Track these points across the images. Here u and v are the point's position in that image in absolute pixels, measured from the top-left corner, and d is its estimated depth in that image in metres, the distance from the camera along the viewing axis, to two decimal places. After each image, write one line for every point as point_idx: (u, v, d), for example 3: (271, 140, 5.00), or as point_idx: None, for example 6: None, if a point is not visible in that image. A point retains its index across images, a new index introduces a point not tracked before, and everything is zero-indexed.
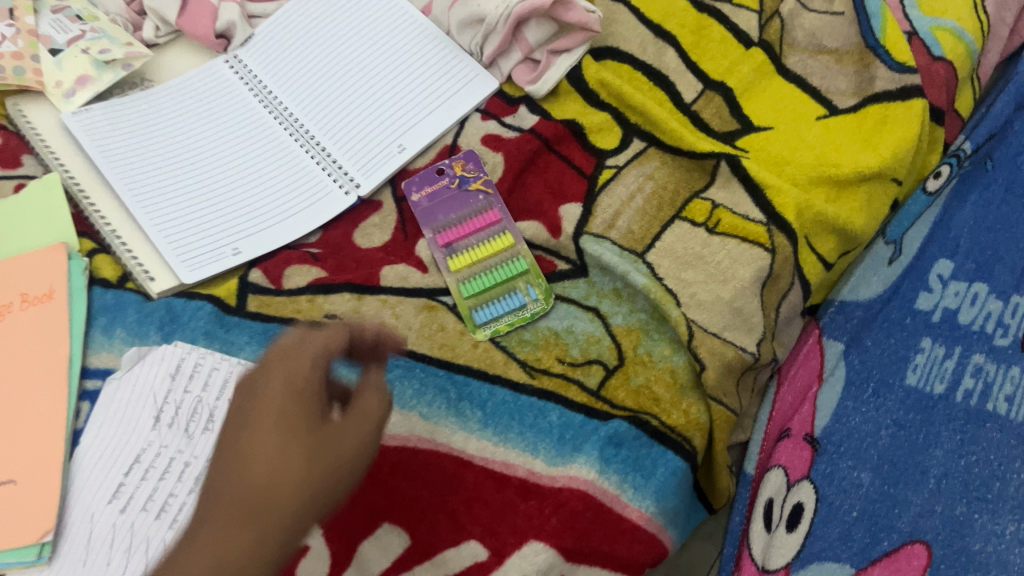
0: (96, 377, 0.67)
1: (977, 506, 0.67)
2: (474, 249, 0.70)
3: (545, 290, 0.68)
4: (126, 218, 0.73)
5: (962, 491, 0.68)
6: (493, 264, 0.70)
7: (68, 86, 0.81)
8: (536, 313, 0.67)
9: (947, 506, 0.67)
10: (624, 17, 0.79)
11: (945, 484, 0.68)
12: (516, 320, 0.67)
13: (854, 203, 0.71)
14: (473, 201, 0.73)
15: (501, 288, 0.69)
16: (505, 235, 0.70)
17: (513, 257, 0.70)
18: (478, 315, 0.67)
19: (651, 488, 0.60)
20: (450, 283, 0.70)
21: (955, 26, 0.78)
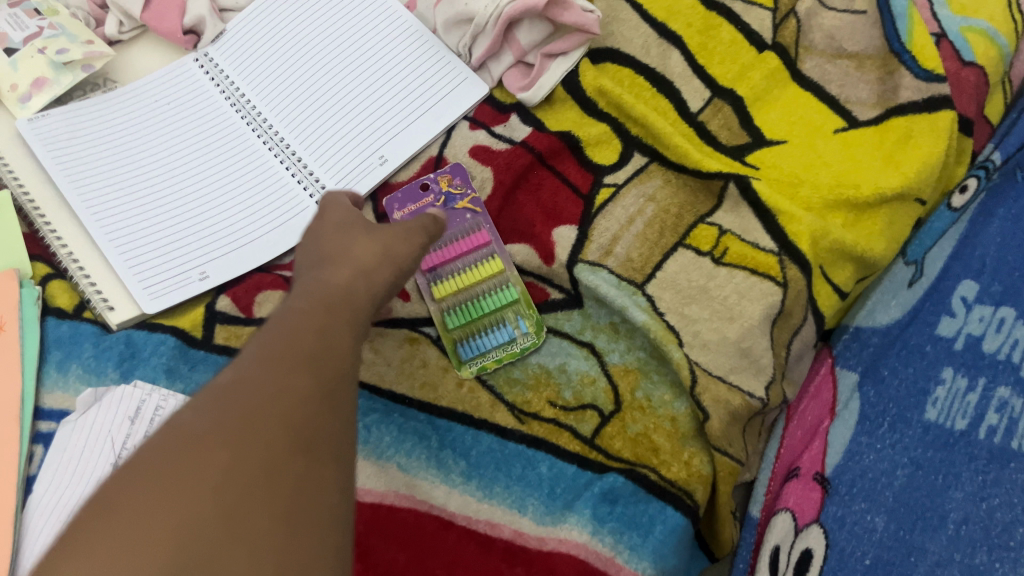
0: (50, 419, 0.62)
1: (998, 554, 0.61)
2: (460, 274, 0.63)
3: (536, 323, 0.62)
4: (86, 239, 0.68)
5: (982, 538, 0.62)
6: (480, 292, 0.63)
7: (24, 90, 0.75)
8: (527, 348, 0.62)
9: (967, 554, 0.62)
10: (626, 15, 0.73)
11: (965, 529, 0.63)
12: (504, 356, 0.61)
13: (873, 227, 0.65)
14: (460, 220, 0.66)
15: (490, 318, 0.62)
16: (494, 259, 0.63)
17: (503, 285, 0.63)
18: (464, 350, 0.61)
19: (649, 547, 0.55)
20: (434, 312, 0.62)
21: (987, 27, 0.72)
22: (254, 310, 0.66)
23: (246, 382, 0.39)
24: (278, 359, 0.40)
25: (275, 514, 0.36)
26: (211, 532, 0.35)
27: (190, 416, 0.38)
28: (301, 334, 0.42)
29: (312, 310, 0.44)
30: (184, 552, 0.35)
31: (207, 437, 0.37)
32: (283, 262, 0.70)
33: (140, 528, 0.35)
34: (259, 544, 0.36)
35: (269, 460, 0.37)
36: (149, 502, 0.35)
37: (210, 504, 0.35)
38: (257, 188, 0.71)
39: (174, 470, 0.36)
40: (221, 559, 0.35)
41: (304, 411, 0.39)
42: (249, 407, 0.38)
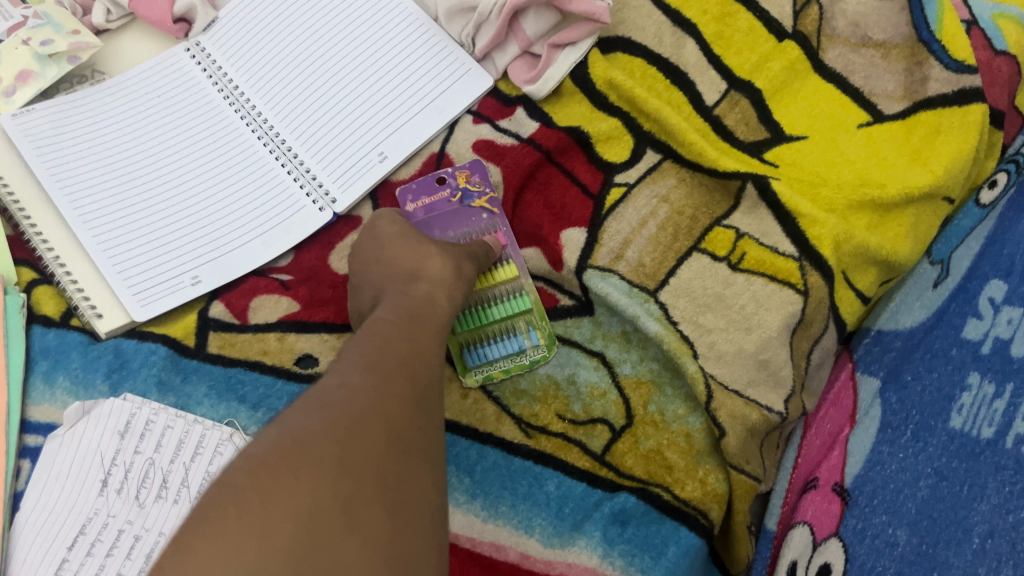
0: (37, 432, 0.59)
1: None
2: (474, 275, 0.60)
3: (549, 336, 0.59)
4: (73, 241, 0.65)
5: (1009, 552, 0.60)
6: (493, 297, 0.60)
7: (7, 83, 0.71)
8: (536, 361, 0.59)
9: (991, 571, 0.60)
10: (638, 1, 0.69)
11: (990, 543, 0.61)
12: (512, 367, 0.58)
13: (898, 228, 0.61)
14: (474, 221, 0.63)
15: (501, 325, 0.59)
16: (510, 265, 0.61)
17: (517, 292, 0.60)
18: (469, 356, 0.58)
19: (661, 571, 0.52)
20: None
21: (1020, 13, 0.68)
22: (249, 317, 0.65)
23: (352, 389, 0.41)
24: (375, 371, 0.42)
25: (386, 507, 0.37)
26: (335, 517, 0.35)
27: (302, 414, 0.39)
28: (393, 351, 0.44)
29: (399, 325, 0.47)
30: (310, 533, 0.35)
31: (323, 431, 0.38)
32: (280, 265, 0.67)
33: (269, 510, 0.35)
34: (376, 532, 0.36)
35: (379, 457, 0.38)
36: (274, 487, 0.35)
37: (332, 492, 0.36)
38: (252, 186, 0.68)
39: (295, 458, 0.36)
40: (344, 544, 0.35)
41: (404, 419, 0.41)
42: (358, 408, 0.39)
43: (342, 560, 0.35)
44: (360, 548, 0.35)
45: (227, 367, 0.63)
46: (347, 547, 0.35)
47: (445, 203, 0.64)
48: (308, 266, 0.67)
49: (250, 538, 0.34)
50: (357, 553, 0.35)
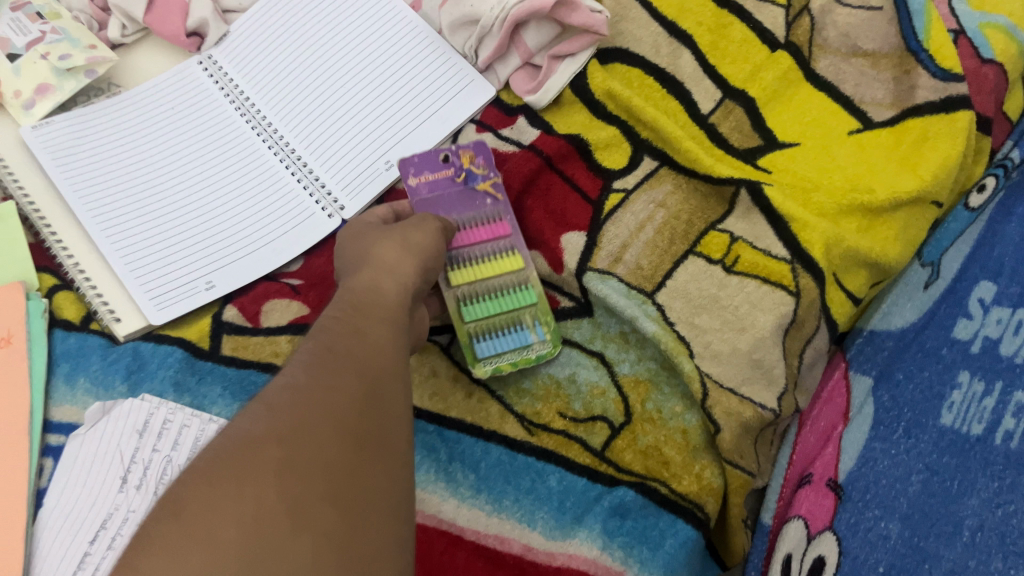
0: (59, 432, 0.62)
1: (1015, 562, 0.60)
2: (477, 264, 0.61)
3: (554, 332, 0.61)
4: (92, 248, 0.67)
5: (998, 545, 0.61)
6: (500, 286, 0.61)
7: (27, 96, 0.74)
8: (542, 356, 0.61)
9: (982, 561, 0.60)
10: (635, 13, 0.71)
11: (980, 536, 0.62)
12: (519, 360, 0.60)
13: (888, 232, 0.63)
14: (479, 205, 0.64)
15: (508, 317, 0.61)
16: (514, 256, 0.62)
17: (523, 283, 0.62)
18: (479, 348, 0.60)
19: (659, 562, 0.54)
20: (448, 299, 0.61)
21: (1006, 22, 0.70)
22: (261, 320, 0.66)
23: (298, 390, 0.42)
24: (323, 368, 0.44)
25: (336, 503, 0.39)
26: (281, 519, 0.37)
27: (250, 421, 0.41)
28: (342, 346, 0.46)
29: (346, 319, 0.48)
30: (255, 537, 0.36)
31: (264, 437, 0.40)
32: (291, 270, 0.70)
33: (213, 519, 0.37)
34: (326, 527, 0.38)
35: (324, 454, 0.40)
36: (216, 499, 0.37)
37: (274, 496, 0.38)
38: (262, 194, 0.71)
39: (238, 466, 0.38)
40: (292, 543, 0.37)
41: (352, 412, 0.42)
42: (302, 409, 0.41)
43: (290, 559, 0.36)
44: (309, 546, 0.37)
45: (240, 369, 0.65)
46: (295, 547, 0.37)
47: (449, 183, 0.64)
48: (318, 270, 0.69)
49: (195, 548, 0.36)
50: (305, 550, 0.37)
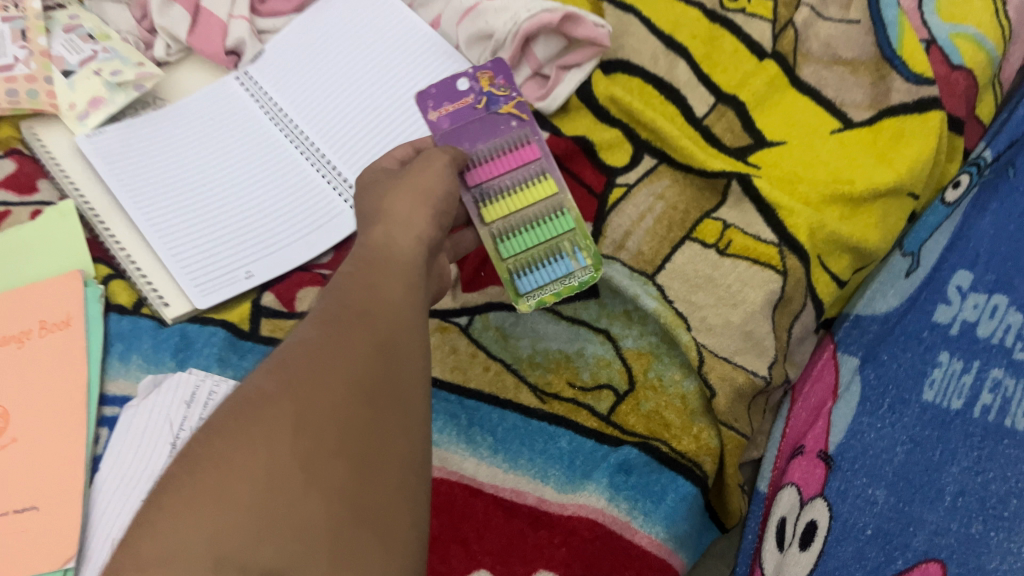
0: (114, 404, 0.68)
1: (994, 524, 0.63)
2: (513, 194, 0.64)
3: (593, 256, 0.64)
4: (142, 242, 0.74)
5: (979, 509, 0.65)
6: (538, 215, 0.64)
7: (82, 108, 0.81)
8: (584, 281, 0.64)
9: (963, 524, 0.64)
10: (635, 28, 0.78)
11: (961, 501, 0.66)
12: (562, 288, 0.64)
13: (869, 220, 0.70)
14: (505, 126, 0.65)
15: (550, 245, 0.64)
16: (546, 181, 0.64)
17: (559, 208, 0.64)
18: (522, 283, 0.63)
19: (661, 514, 0.60)
20: (485, 236, 0.63)
21: (975, 32, 0.76)
22: (296, 305, 0.73)
23: (311, 346, 0.43)
24: (336, 322, 0.44)
25: (349, 459, 0.39)
26: (293, 474, 0.38)
27: (263, 378, 0.42)
28: (355, 299, 0.45)
29: (359, 272, 0.48)
30: (267, 493, 0.38)
31: (275, 394, 0.40)
32: (322, 262, 0.76)
33: (225, 476, 0.38)
34: (337, 485, 0.39)
35: (335, 410, 0.40)
36: (229, 455, 0.39)
37: (287, 452, 0.39)
38: (295, 193, 0.77)
39: (249, 424, 0.39)
40: (303, 501, 0.38)
41: (366, 366, 0.42)
42: (314, 365, 0.41)
43: (302, 514, 0.38)
44: (320, 504, 0.38)
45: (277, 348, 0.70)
46: (307, 501, 0.38)
47: (470, 110, 0.66)
48: None
49: (208, 504, 0.37)
50: (317, 508, 0.38)
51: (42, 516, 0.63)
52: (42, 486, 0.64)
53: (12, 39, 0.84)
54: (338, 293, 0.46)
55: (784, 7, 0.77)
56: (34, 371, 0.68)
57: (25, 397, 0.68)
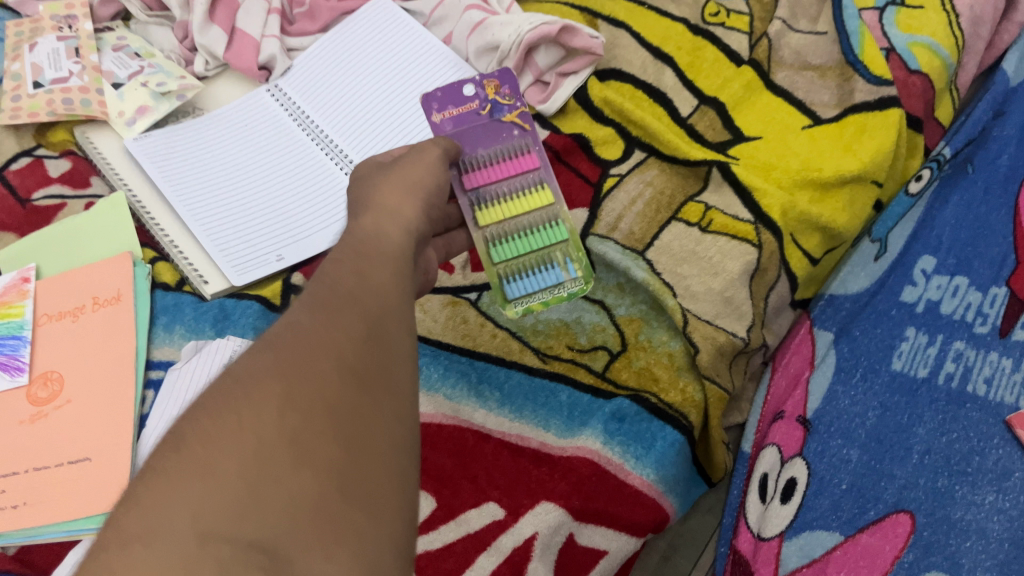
0: (159, 368, 0.76)
1: (958, 478, 0.72)
2: (509, 200, 0.69)
3: (584, 270, 0.70)
4: (184, 231, 0.82)
5: (944, 465, 0.73)
6: (533, 222, 0.70)
7: (129, 115, 0.90)
8: (572, 292, 0.70)
9: (930, 479, 0.72)
10: (626, 41, 0.88)
11: (927, 458, 0.74)
12: (549, 297, 0.69)
13: (837, 204, 0.78)
14: (507, 134, 0.71)
15: (541, 254, 0.70)
16: (543, 191, 0.70)
17: (554, 218, 0.70)
18: (509, 288, 0.69)
19: (652, 457, 0.67)
20: (477, 238, 0.69)
21: (930, 42, 0.85)
22: None
23: (300, 330, 0.41)
24: (325, 307, 0.42)
25: (337, 439, 0.38)
26: (280, 452, 0.37)
27: (251, 358, 0.41)
28: (345, 287, 0.44)
29: (347, 257, 0.47)
30: (254, 470, 0.36)
31: (264, 373, 0.39)
32: None
33: (212, 450, 0.37)
34: (325, 464, 0.37)
35: (323, 391, 0.39)
36: (217, 430, 0.37)
37: (275, 429, 0.37)
38: (320, 189, 0.85)
39: (237, 401, 0.38)
40: (291, 478, 0.37)
41: (356, 351, 0.41)
42: (302, 350, 0.40)
43: (290, 490, 0.36)
44: (309, 479, 0.37)
45: None
46: (295, 479, 0.37)
47: (474, 115, 0.71)
48: None
49: (194, 479, 0.36)
50: (305, 485, 0.37)
51: (94, 466, 0.69)
52: (93, 441, 0.70)
53: (67, 56, 0.94)
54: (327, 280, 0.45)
55: (759, 22, 0.88)
56: (88, 339, 0.76)
57: (78, 363, 0.75)
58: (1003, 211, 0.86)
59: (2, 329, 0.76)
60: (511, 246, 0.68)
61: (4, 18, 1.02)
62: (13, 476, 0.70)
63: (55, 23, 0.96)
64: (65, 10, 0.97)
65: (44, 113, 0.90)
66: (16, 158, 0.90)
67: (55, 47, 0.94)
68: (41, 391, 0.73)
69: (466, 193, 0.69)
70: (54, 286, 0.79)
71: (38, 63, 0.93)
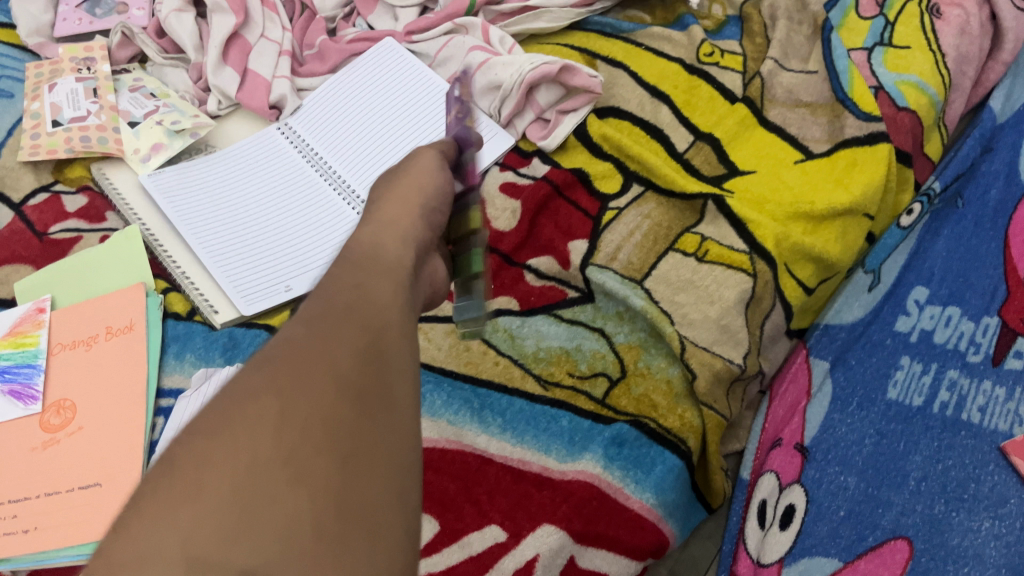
0: (169, 396, 0.78)
1: (954, 505, 0.71)
2: None
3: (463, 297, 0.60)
4: (196, 263, 0.85)
5: (940, 492, 0.72)
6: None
7: (144, 152, 0.93)
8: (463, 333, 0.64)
9: (927, 505, 0.72)
10: (624, 81, 0.91)
11: (925, 484, 0.73)
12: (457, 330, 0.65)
13: (829, 234, 0.80)
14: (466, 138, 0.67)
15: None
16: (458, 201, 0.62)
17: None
18: None
19: (650, 481, 0.69)
20: None
21: (917, 80, 0.88)
22: None
23: (296, 344, 0.41)
24: (322, 323, 0.42)
25: (335, 456, 0.37)
26: (276, 472, 0.36)
27: (246, 374, 0.40)
28: (343, 301, 0.44)
29: (347, 272, 0.46)
30: (247, 491, 0.35)
31: (260, 390, 0.38)
32: None
33: (204, 473, 0.35)
34: (322, 482, 0.36)
35: (323, 407, 0.38)
36: (209, 451, 0.36)
37: (271, 446, 0.36)
38: (328, 222, 0.87)
39: (231, 418, 0.37)
40: (287, 498, 0.35)
41: (355, 368, 0.41)
42: (299, 365, 0.40)
43: (286, 510, 0.35)
44: (305, 499, 0.36)
45: None
46: (291, 498, 0.35)
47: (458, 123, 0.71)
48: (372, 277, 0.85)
49: (184, 504, 0.34)
50: (301, 505, 0.35)
51: (103, 492, 0.70)
52: (102, 468, 0.72)
53: (85, 96, 0.97)
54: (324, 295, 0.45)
55: (752, 61, 0.92)
56: (100, 367, 0.78)
57: (91, 391, 0.77)
58: (993, 244, 0.88)
59: (18, 357, 0.79)
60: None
61: (24, 58, 1.05)
62: (25, 501, 0.71)
63: (74, 65, 1.00)
64: (83, 53, 1.01)
65: (62, 150, 0.93)
66: (35, 193, 0.93)
67: (74, 87, 0.98)
68: (54, 418, 0.75)
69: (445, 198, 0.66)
70: (70, 317, 0.82)
71: (57, 102, 0.97)
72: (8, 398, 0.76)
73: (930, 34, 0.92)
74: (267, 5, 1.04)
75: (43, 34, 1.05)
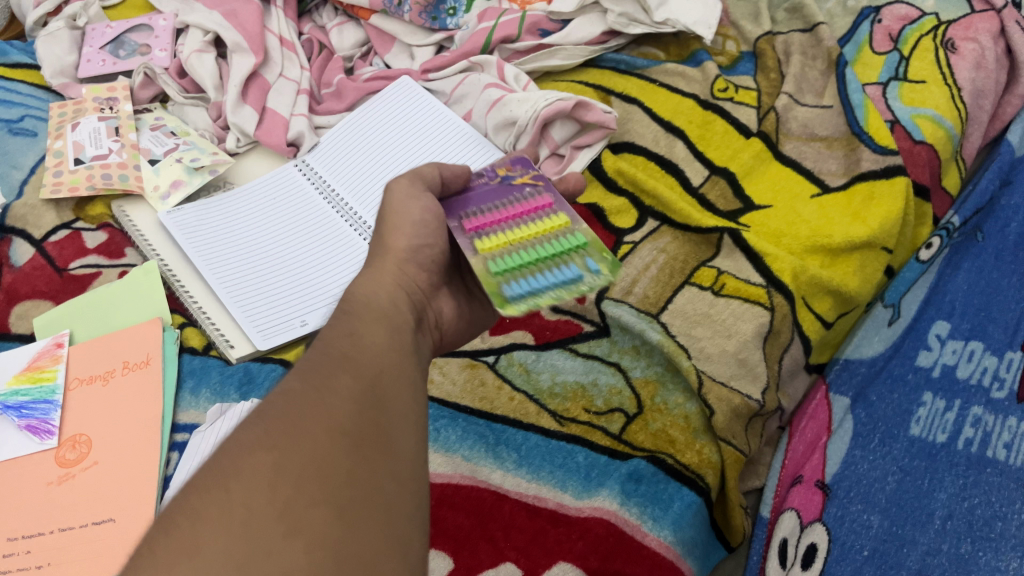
0: (185, 431, 0.78)
1: (981, 544, 0.69)
2: (515, 226, 0.64)
3: (605, 266, 0.62)
4: (212, 299, 0.85)
5: (966, 531, 0.70)
6: (546, 238, 0.64)
7: (164, 189, 0.94)
8: (594, 283, 0.60)
9: (953, 545, 0.70)
10: (639, 116, 0.92)
11: (950, 523, 0.71)
12: (565, 292, 0.59)
13: (847, 268, 0.79)
14: (521, 192, 0.68)
15: (553, 264, 0.62)
16: (558, 216, 0.65)
17: (570, 233, 0.64)
18: (509, 289, 0.58)
19: (669, 519, 0.68)
20: (473, 252, 0.61)
21: (933, 114, 0.88)
22: None
23: (291, 397, 0.42)
24: (317, 373, 0.44)
25: (332, 506, 0.38)
26: (271, 526, 0.37)
27: (244, 430, 0.41)
28: (339, 347, 0.46)
29: (341, 321, 0.49)
30: (243, 546, 0.36)
31: (255, 445, 0.39)
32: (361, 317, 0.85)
33: (198, 529, 0.36)
34: (320, 534, 0.37)
35: (318, 457, 0.39)
36: (204, 507, 0.37)
37: (266, 500, 0.37)
38: (345, 259, 0.87)
39: (226, 476, 0.38)
40: (283, 550, 0.36)
41: (355, 418, 0.42)
42: (291, 417, 0.41)
43: (282, 565, 0.36)
44: (301, 552, 0.36)
45: None
46: (287, 551, 0.36)
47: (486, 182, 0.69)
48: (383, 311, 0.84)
49: (181, 559, 0.35)
50: (297, 558, 0.36)
51: (118, 526, 0.70)
52: (117, 503, 0.71)
53: (108, 135, 0.99)
54: (329, 345, 0.46)
55: (766, 96, 0.92)
56: (118, 402, 0.78)
57: (106, 427, 0.77)
58: (1015, 278, 0.86)
59: (35, 393, 0.79)
60: (512, 255, 0.61)
61: (48, 99, 1.07)
62: (39, 536, 0.70)
63: (97, 104, 1.02)
64: (106, 93, 1.03)
65: (84, 187, 0.94)
66: (55, 230, 0.94)
67: (96, 126, 1.00)
68: (70, 453, 0.75)
69: (461, 221, 0.64)
70: (89, 352, 0.82)
71: (80, 141, 0.99)
72: (24, 433, 0.76)
73: (945, 69, 0.92)
74: (286, 45, 1.06)
75: (67, 75, 1.07)
